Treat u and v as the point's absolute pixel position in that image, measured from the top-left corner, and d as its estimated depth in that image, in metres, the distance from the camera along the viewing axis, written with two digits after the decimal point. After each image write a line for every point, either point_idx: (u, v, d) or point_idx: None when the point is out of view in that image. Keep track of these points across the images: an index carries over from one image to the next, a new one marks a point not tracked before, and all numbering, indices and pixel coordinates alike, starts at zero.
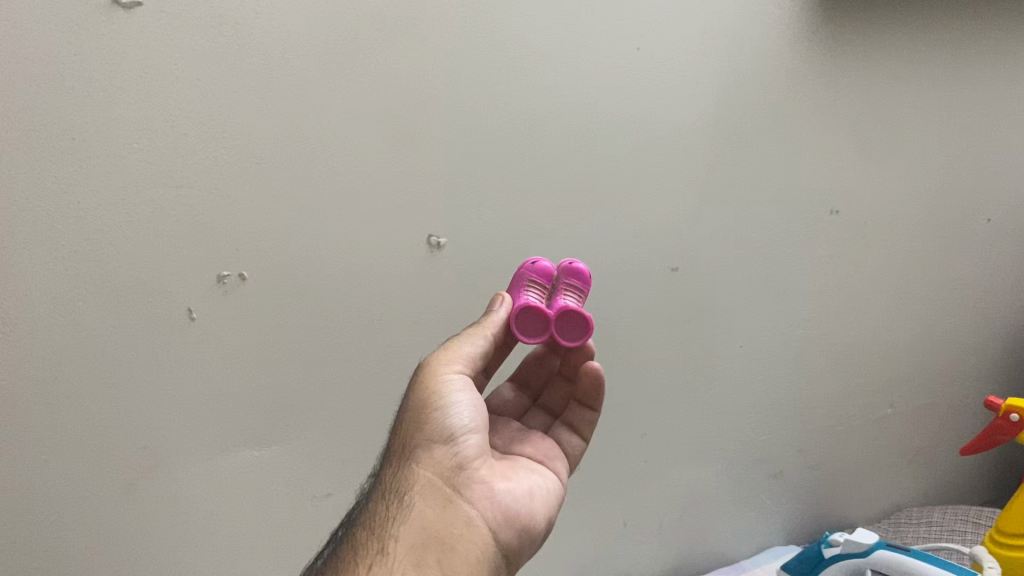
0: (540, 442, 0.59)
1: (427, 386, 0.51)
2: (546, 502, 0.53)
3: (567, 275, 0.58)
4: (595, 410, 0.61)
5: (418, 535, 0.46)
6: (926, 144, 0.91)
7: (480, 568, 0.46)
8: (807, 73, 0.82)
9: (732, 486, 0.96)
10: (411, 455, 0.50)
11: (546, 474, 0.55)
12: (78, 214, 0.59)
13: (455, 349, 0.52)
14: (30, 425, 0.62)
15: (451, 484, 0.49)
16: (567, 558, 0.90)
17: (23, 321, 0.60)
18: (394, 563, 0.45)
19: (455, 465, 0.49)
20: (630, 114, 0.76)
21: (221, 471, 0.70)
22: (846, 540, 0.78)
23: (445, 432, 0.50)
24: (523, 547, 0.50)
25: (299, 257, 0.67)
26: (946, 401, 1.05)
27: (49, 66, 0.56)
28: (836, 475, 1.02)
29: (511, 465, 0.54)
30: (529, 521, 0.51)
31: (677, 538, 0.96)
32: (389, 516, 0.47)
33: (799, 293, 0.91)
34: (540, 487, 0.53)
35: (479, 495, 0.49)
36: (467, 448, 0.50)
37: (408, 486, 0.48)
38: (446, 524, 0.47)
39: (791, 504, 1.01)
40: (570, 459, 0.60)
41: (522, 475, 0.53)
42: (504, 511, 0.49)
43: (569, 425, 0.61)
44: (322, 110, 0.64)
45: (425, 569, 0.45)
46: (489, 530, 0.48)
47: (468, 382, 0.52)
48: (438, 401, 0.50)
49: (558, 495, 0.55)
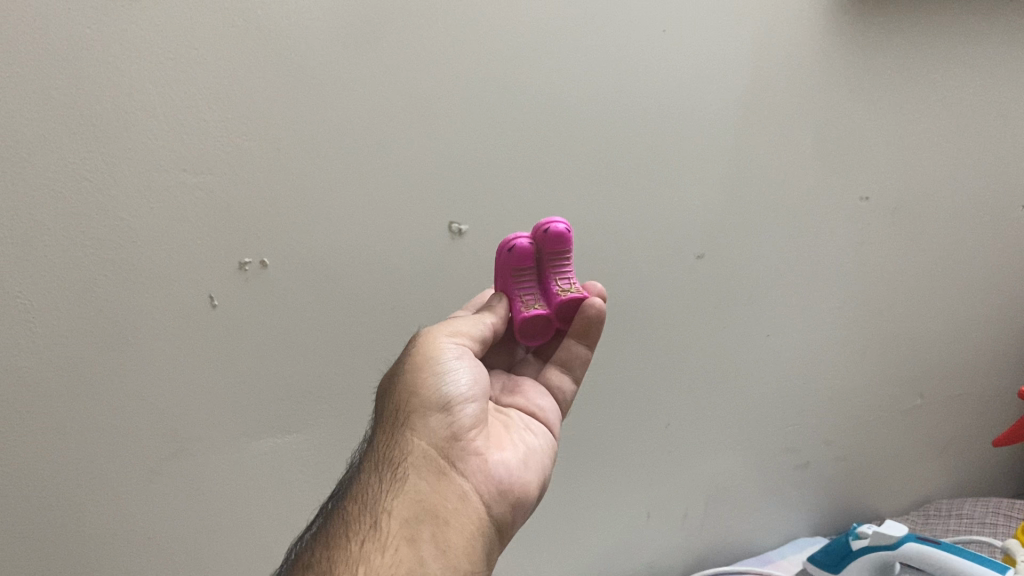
0: (530, 390, 0.59)
1: (425, 355, 0.52)
2: (540, 471, 0.53)
3: (549, 243, 0.55)
4: (587, 345, 0.59)
5: (413, 508, 0.45)
6: (960, 128, 0.89)
7: (475, 541, 0.46)
8: (839, 55, 0.80)
9: (758, 476, 0.95)
10: (404, 426, 0.50)
11: (537, 430, 0.56)
12: (100, 201, 0.59)
13: (452, 325, 0.54)
14: (56, 410, 0.63)
15: (446, 454, 0.49)
16: (591, 548, 0.90)
17: (49, 308, 0.60)
18: (388, 536, 0.44)
19: (450, 435, 0.49)
20: (656, 99, 0.75)
21: (244, 458, 0.70)
22: (874, 532, 0.77)
23: (441, 400, 0.50)
24: (515, 520, 0.50)
25: (321, 244, 0.66)
26: (978, 391, 1.03)
27: (71, 51, 0.55)
28: (865, 465, 1.01)
29: (504, 429, 0.54)
30: (523, 492, 0.51)
31: (702, 528, 0.95)
32: (381, 490, 0.46)
33: (828, 281, 0.89)
34: (533, 453, 0.54)
35: (475, 466, 0.49)
36: (462, 417, 0.50)
37: (401, 458, 0.48)
38: (441, 498, 0.46)
39: (820, 494, 1.00)
40: (560, 402, 0.60)
41: (515, 441, 0.53)
42: (498, 482, 0.49)
43: (563, 363, 0.60)
44: (344, 95, 0.64)
45: (420, 542, 0.44)
46: (483, 503, 0.48)
47: (466, 352, 0.53)
48: (435, 370, 0.51)
49: (549, 453, 0.55)
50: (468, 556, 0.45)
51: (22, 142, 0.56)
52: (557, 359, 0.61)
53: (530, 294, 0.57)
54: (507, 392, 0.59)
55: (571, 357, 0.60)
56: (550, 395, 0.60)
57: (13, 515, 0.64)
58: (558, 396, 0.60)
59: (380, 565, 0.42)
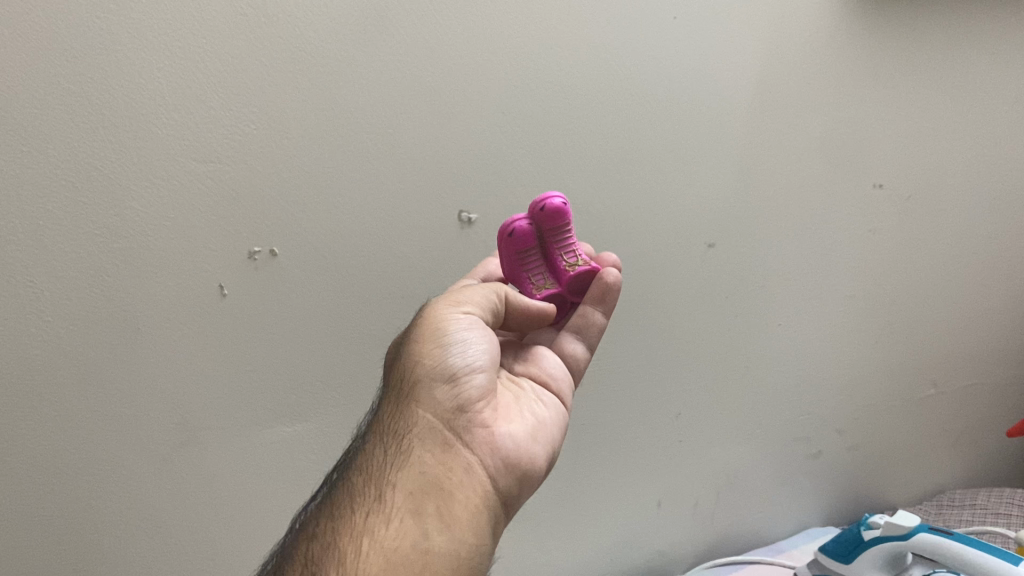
0: (543, 356, 0.59)
1: (433, 327, 0.51)
2: (548, 443, 0.53)
3: (547, 219, 0.57)
4: (602, 312, 0.59)
5: (418, 481, 0.45)
6: (975, 114, 0.88)
7: (479, 515, 0.46)
8: (852, 41, 0.79)
9: (770, 465, 0.95)
10: (410, 396, 0.49)
11: (546, 402, 0.56)
12: (111, 190, 0.59)
13: (461, 296, 0.54)
14: (68, 398, 0.63)
15: (451, 427, 0.48)
16: (601, 537, 0.90)
17: (61, 298, 0.60)
18: (392, 509, 0.44)
19: (455, 407, 0.49)
20: (667, 86, 0.74)
21: (254, 447, 0.70)
22: (886, 523, 0.76)
23: (447, 371, 0.50)
24: (520, 493, 0.50)
25: (330, 233, 0.66)
26: (992, 381, 1.02)
27: (80, 40, 0.55)
28: (878, 456, 1.00)
29: (513, 401, 0.54)
30: (529, 466, 0.51)
31: (714, 518, 0.94)
32: (386, 462, 0.46)
33: (841, 270, 0.89)
34: (542, 426, 0.54)
35: (480, 440, 0.49)
36: (469, 390, 0.50)
37: (407, 430, 0.48)
38: (445, 470, 0.46)
39: (832, 484, 0.99)
40: (574, 368, 0.60)
41: (523, 414, 0.53)
42: (505, 456, 0.49)
43: (578, 331, 0.60)
44: (353, 84, 0.63)
45: (424, 514, 0.44)
46: (488, 477, 0.48)
47: (474, 322, 0.53)
48: (443, 342, 0.50)
49: (558, 426, 0.55)
50: (472, 529, 0.45)
51: (33, 132, 0.56)
52: (572, 326, 0.61)
53: (539, 274, 0.59)
54: (521, 360, 0.59)
55: (587, 324, 0.60)
56: (563, 363, 0.60)
57: (27, 502, 0.65)
58: (572, 363, 0.60)
59: (384, 537, 0.42)
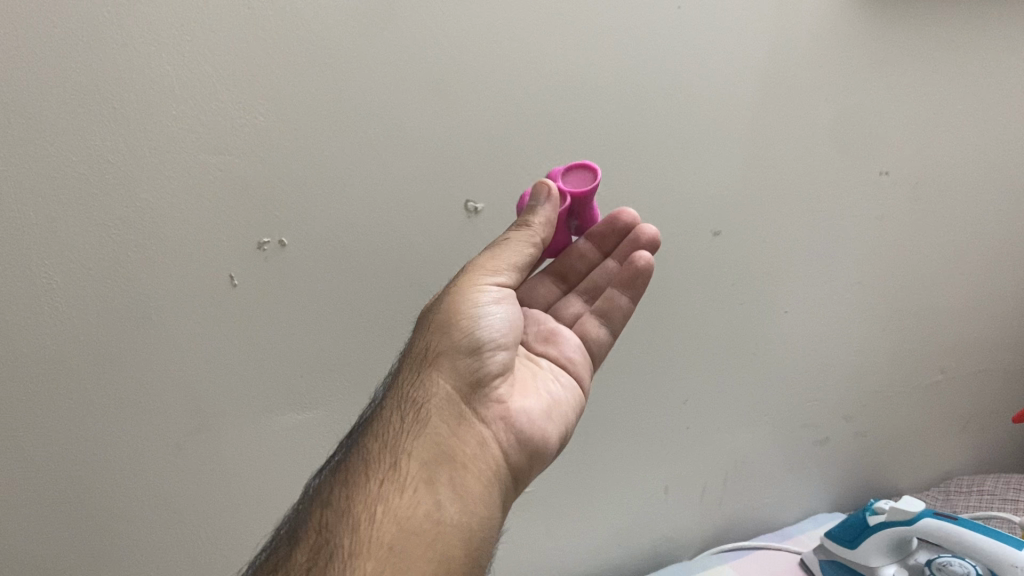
0: (565, 333, 0.61)
1: (463, 296, 0.52)
2: (563, 420, 0.55)
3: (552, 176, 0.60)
4: (630, 299, 0.61)
5: (434, 451, 0.47)
6: (983, 100, 0.88)
7: (490, 487, 0.48)
8: (858, 29, 0.79)
9: (777, 451, 0.95)
10: (431, 367, 0.51)
11: (563, 380, 0.57)
12: (122, 182, 0.60)
13: (504, 257, 0.53)
14: (82, 384, 0.64)
15: (468, 402, 0.50)
16: (609, 523, 0.90)
17: (74, 288, 0.62)
18: (407, 478, 0.45)
19: (475, 381, 0.51)
20: (672, 76, 0.74)
21: (265, 434, 0.71)
22: (890, 508, 0.76)
23: (470, 344, 0.51)
24: (532, 468, 0.52)
25: (337, 224, 0.67)
26: (1000, 367, 1.02)
27: (89, 35, 0.56)
28: (885, 442, 1.01)
29: (530, 377, 0.55)
30: (544, 442, 0.52)
31: (721, 504, 0.95)
32: (404, 432, 0.48)
33: (847, 257, 0.89)
34: (558, 403, 0.55)
35: (495, 415, 0.51)
36: (490, 366, 0.52)
37: (426, 401, 0.49)
38: (459, 444, 0.48)
39: (840, 470, 1.00)
40: (595, 352, 0.62)
41: (540, 390, 0.55)
42: (519, 431, 0.51)
43: (602, 314, 0.62)
44: (359, 75, 0.64)
45: (438, 485, 0.46)
46: (500, 451, 0.50)
47: (505, 294, 0.53)
48: (470, 313, 0.51)
49: (575, 406, 0.57)
50: (482, 501, 0.47)
51: (45, 125, 0.57)
52: (599, 308, 0.62)
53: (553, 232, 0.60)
54: (542, 338, 0.60)
55: (612, 308, 0.62)
56: (583, 344, 0.61)
57: (45, 487, 0.66)
58: (593, 346, 0.62)
59: (397, 505, 0.44)
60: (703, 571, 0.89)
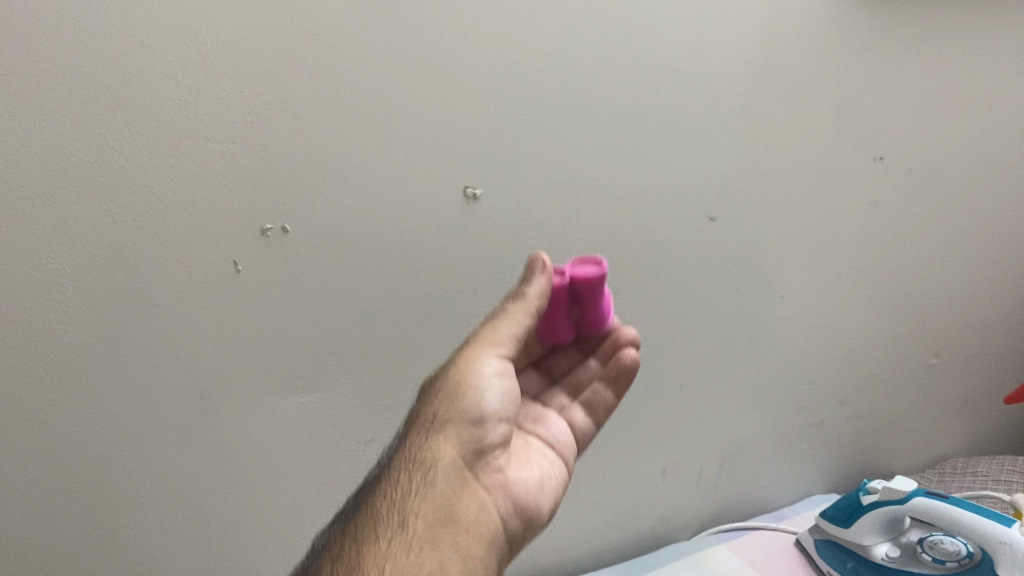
0: (552, 419, 0.62)
1: (469, 368, 0.54)
2: (553, 492, 0.57)
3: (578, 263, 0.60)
4: (615, 394, 0.64)
5: (438, 511, 0.49)
6: (975, 85, 0.89)
7: (490, 550, 0.49)
8: (852, 16, 0.80)
9: (774, 435, 0.97)
10: (438, 429, 0.53)
11: (554, 456, 0.59)
12: (127, 169, 0.62)
13: (505, 330, 0.56)
14: (89, 368, 0.66)
15: (471, 467, 0.52)
16: (608, 505, 0.92)
17: (82, 274, 0.63)
18: (414, 538, 0.47)
19: (478, 447, 0.53)
20: (668, 64, 0.75)
21: (269, 416, 0.73)
22: (884, 488, 0.78)
23: (475, 413, 0.53)
24: (525, 535, 0.54)
25: (339, 210, 0.69)
26: (991, 349, 1.04)
27: (93, 24, 0.57)
28: (882, 425, 1.02)
29: (524, 450, 0.58)
30: (536, 510, 0.55)
31: (719, 486, 0.97)
32: (410, 492, 0.49)
33: (842, 242, 0.90)
34: (550, 474, 0.57)
35: (495, 482, 0.53)
36: (492, 434, 0.54)
37: (432, 462, 0.51)
38: (463, 507, 0.50)
39: (836, 453, 1.01)
40: (580, 440, 0.63)
41: (533, 462, 0.57)
42: (516, 499, 0.53)
43: (588, 406, 0.65)
44: (359, 64, 0.65)
45: (442, 546, 0.47)
46: (499, 517, 0.52)
47: (505, 367, 0.55)
48: (478, 381, 0.54)
49: (564, 480, 0.59)
50: (481, 563, 0.48)
51: (51, 114, 0.58)
52: (583, 400, 0.65)
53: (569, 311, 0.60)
54: (531, 421, 0.62)
55: (597, 399, 0.65)
56: (571, 431, 0.63)
57: (55, 469, 0.68)
58: (579, 435, 0.63)
59: (405, 564, 0.45)
60: (701, 552, 0.90)
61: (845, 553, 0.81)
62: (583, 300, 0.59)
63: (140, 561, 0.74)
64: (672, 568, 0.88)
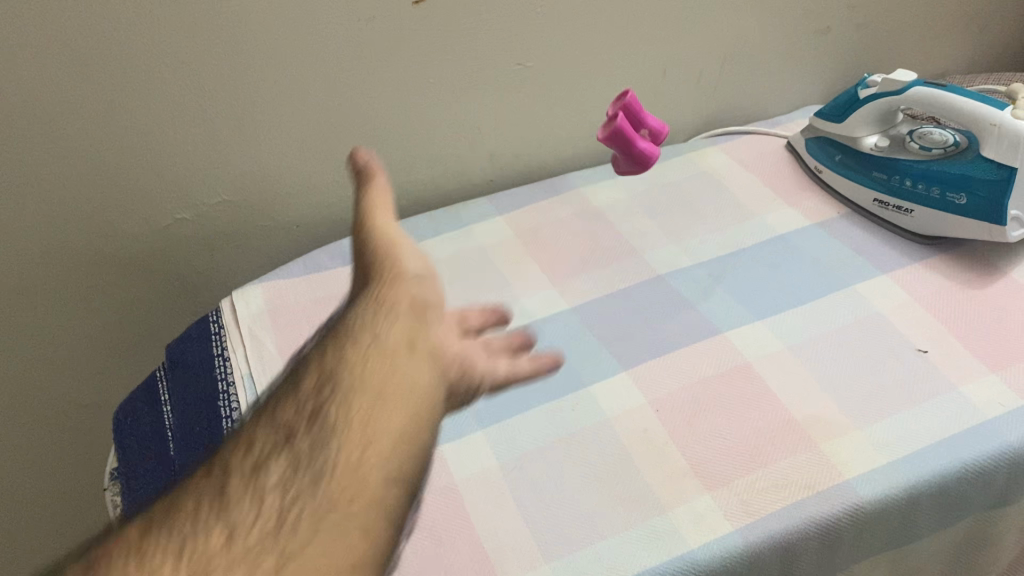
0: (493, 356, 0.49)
1: (383, 242, 0.48)
2: (473, 352, 0.48)
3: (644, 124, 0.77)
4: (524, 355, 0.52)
5: (384, 390, 0.40)
6: None
7: (417, 365, 0.42)
8: None
9: (779, 40, 0.95)
10: (383, 279, 0.46)
11: (479, 342, 0.49)
12: None
13: (406, 251, 0.48)
14: None
15: (407, 309, 0.45)
16: (606, 102, 0.92)
17: None
18: (372, 357, 0.41)
19: (416, 301, 0.46)
20: None
21: None
22: (884, 80, 0.78)
23: (401, 272, 0.47)
24: (452, 381, 0.45)
25: None
26: None
27: None
28: (884, 36, 1.01)
29: (447, 324, 0.48)
30: (462, 362, 0.47)
31: (717, 90, 0.96)
32: (365, 354, 0.41)
33: None
34: (471, 346, 0.48)
35: (434, 336, 0.45)
36: (443, 405, 0.43)
37: (359, 321, 0.43)
38: (402, 329, 0.43)
39: (835, 62, 1.00)
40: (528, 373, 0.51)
41: (453, 335, 0.48)
42: (444, 359, 0.45)
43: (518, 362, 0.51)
44: None
45: (397, 354, 0.42)
46: (431, 353, 0.44)
47: (417, 268, 0.48)
48: (412, 242, 0.50)
49: (497, 362, 0.49)
50: (426, 371, 0.43)
51: None
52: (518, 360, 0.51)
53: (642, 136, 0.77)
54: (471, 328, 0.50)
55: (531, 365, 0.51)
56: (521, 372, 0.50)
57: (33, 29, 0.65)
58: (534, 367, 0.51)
59: (375, 371, 0.41)
60: (694, 152, 0.93)
61: (835, 147, 0.84)
62: (639, 119, 0.77)
63: (147, 134, 0.74)
64: (667, 166, 0.91)
